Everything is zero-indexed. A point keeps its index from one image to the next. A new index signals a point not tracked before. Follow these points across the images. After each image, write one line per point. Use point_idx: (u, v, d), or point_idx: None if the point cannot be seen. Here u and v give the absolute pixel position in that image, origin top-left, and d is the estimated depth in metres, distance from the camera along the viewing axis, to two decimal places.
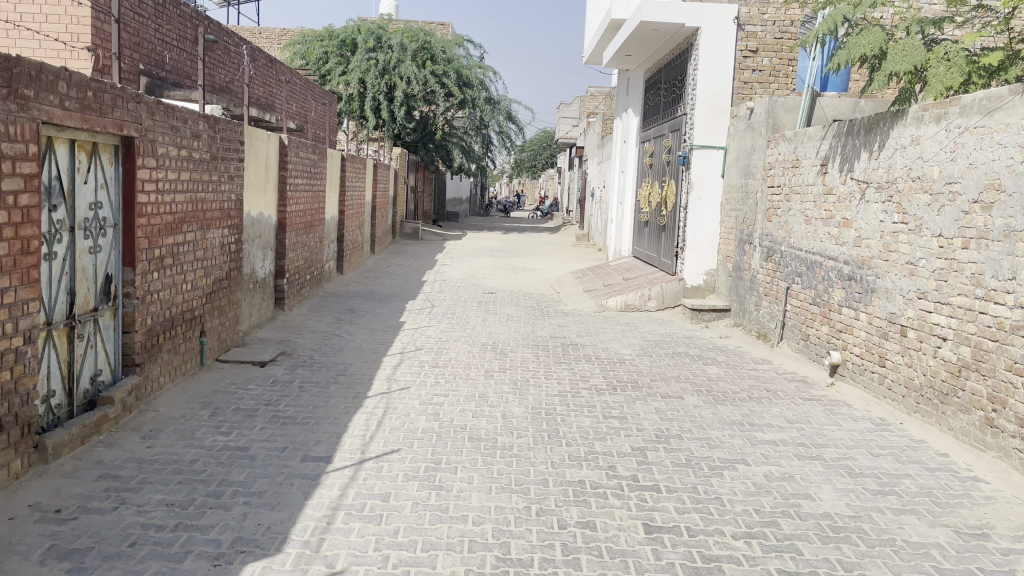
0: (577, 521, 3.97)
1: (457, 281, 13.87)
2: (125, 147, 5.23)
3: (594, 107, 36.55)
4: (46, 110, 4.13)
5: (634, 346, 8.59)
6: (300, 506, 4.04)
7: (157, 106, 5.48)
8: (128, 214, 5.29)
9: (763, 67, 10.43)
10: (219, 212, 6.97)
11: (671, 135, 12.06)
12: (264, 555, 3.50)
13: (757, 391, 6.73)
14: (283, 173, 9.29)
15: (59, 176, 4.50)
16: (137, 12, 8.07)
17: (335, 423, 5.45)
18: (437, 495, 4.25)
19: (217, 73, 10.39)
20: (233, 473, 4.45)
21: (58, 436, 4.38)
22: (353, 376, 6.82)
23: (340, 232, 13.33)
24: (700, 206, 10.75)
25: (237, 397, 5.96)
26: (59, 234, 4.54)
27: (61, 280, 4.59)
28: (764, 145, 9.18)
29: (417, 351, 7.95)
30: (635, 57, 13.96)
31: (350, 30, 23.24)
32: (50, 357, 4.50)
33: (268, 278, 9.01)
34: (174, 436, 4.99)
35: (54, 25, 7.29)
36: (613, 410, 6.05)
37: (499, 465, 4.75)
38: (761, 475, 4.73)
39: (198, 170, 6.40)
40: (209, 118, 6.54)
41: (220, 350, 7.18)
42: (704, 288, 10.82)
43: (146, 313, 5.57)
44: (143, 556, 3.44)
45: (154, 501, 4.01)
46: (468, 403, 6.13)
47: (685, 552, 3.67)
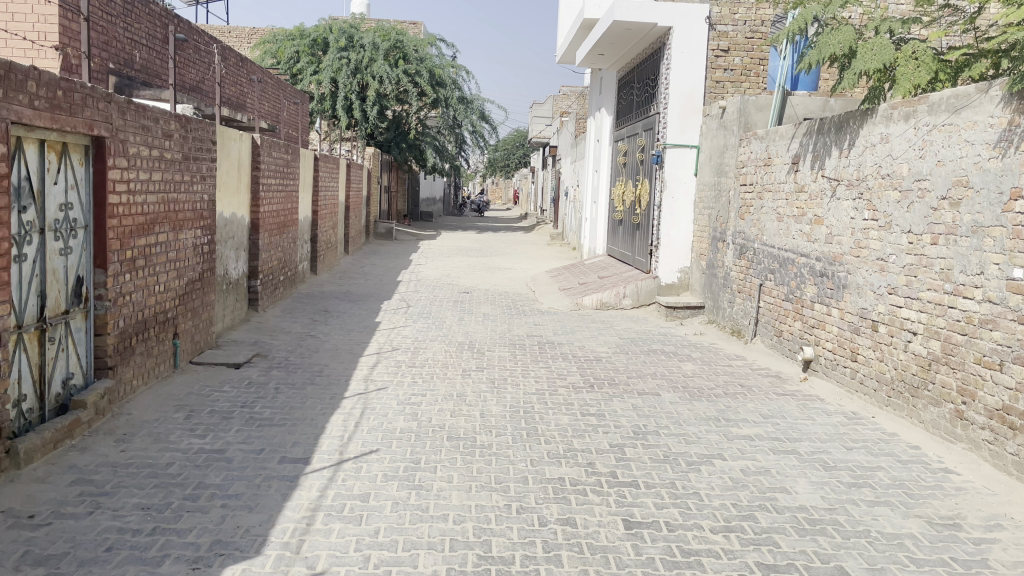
0: (558, 518, 3.99)
1: (432, 280, 13.86)
2: (95, 147, 5.14)
3: (565, 107, 36.70)
4: (15, 110, 4.06)
5: (610, 344, 8.63)
6: (279, 508, 4.01)
7: (128, 105, 5.41)
8: (99, 215, 5.21)
9: (735, 67, 10.57)
10: (191, 213, 6.89)
11: (645, 134, 12.12)
12: (244, 557, 3.48)
13: (732, 387, 6.80)
14: (255, 173, 9.21)
15: (29, 176, 4.43)
16: (106, 11, 7.95)
17: (312, 424, 5.42)
18: (416, 495, 4.24)
19: (187, 72, 10.27)
20: (210, 476, 4.40)
21: (30, 440, 4.30)
22: (330, 376, 6.79)
23: (314, 232, 13.24)
24: (673, 204, 10.83)
25: (212, 400, 5.89)
26: (30, 236, 4.47)
27: (31, 283, 4.51)
28: (736, 144, 9.28)
29: (394, 351, 7.93)
30: (608, 57, 14.02)
31: (321, 29, 23.10)
32: (21, 361, 4.43)
33: (241, 279, 8.92)
34: (149, 439, 4.92)
35: (19, 23, 7.15)
36: (590, 407, 6.08)
37: (478, 464, 4.75)
38: (738, 469, 4.78)
39: (170, 170, 6.33)
40: (181, 117, 6.46)
41: (194, 352, 7.09)
42: (679, 285, 10.95)
43: (119, 315, 5.50)
44: (121, 560, 3.39)
45: (130, 505, 3.96)
46: (446, 402, 6.13)
47: (665, 547, 3.70)
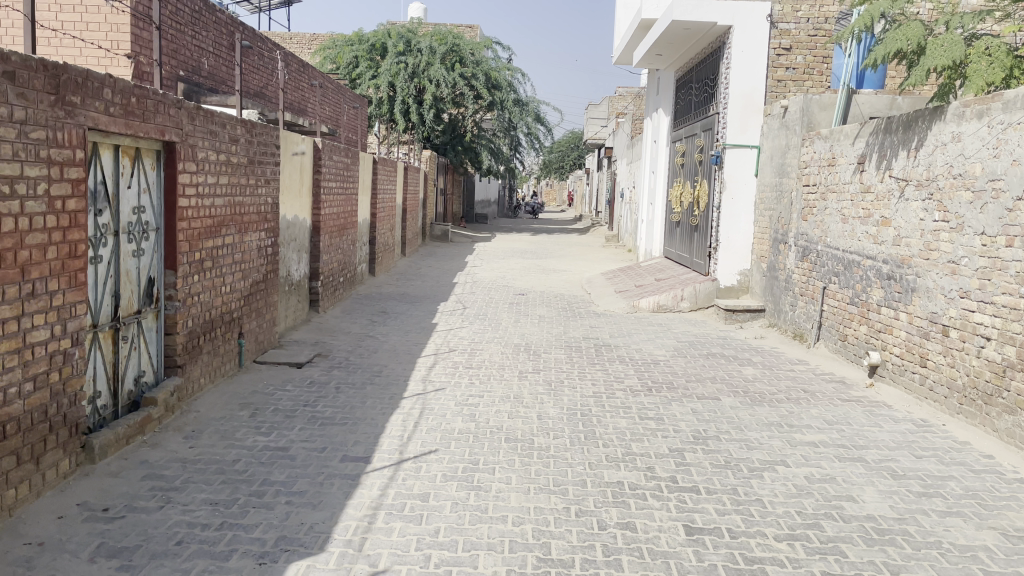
0: (617, 522, 3.97)
1: (488, 282, 13.94)
2: (166, 152, 5.32)
3: (621, 108, 36.48)
4: (91, 116, 4.21)
5: (668, 347, 8.54)
6: (342, 506, 4.07)
7: (197, 111, 5.57)
8: (169, 218, 5.39)
9: (797, 65, 10.35)
10: (257, 216, 7.07)
11: (703, 134, 11.96)
12: (308, 554, 3.54)
13: (795, 393, 6.66)
14: (317, 176, 9.40)
15: (104, 181, 4.59)
16: (177, 19, 8.22)
17: (373, 424, 5.50)
18: (475, 496, 4.26)
19: (252, 78, 10.54)
20: (275, 473, 4.50)
21: (104, 436, 4.46)
22: (389, 377, 6.88)
23: (372, 234, 13.44)
24: (733, 205, 10.66)
25: (276, 398, 6.02)
26: (105, 238, 4.63)
27: (106, 283, 4.68)
28: (798, 144, 9.10)
29: (451, 352, 8.00)
30: (666, 57, 13.90)
31: (380, 34, 23.48)
32: (96, 359, 4.59)
33: (302, 280, 9.11)
34: (216, 436, 5.06)
35: (94, 32, 7.44)
36: (649, 411, 6.02)
37: (537, 466, 4.75)
38: (803, 477, 4.67)
39: (237, 174, 6.50)
40: (246, 121, 6.62)
41: (258, 351, 7.27)
42: (738, 288, 10.78)
43: (188, 314, 5.67)
44: (190, 554, 3.49)
45: (199, 500, 4.07)
46: (504, 403, 6.14)
47: (727, 554, 3.64)
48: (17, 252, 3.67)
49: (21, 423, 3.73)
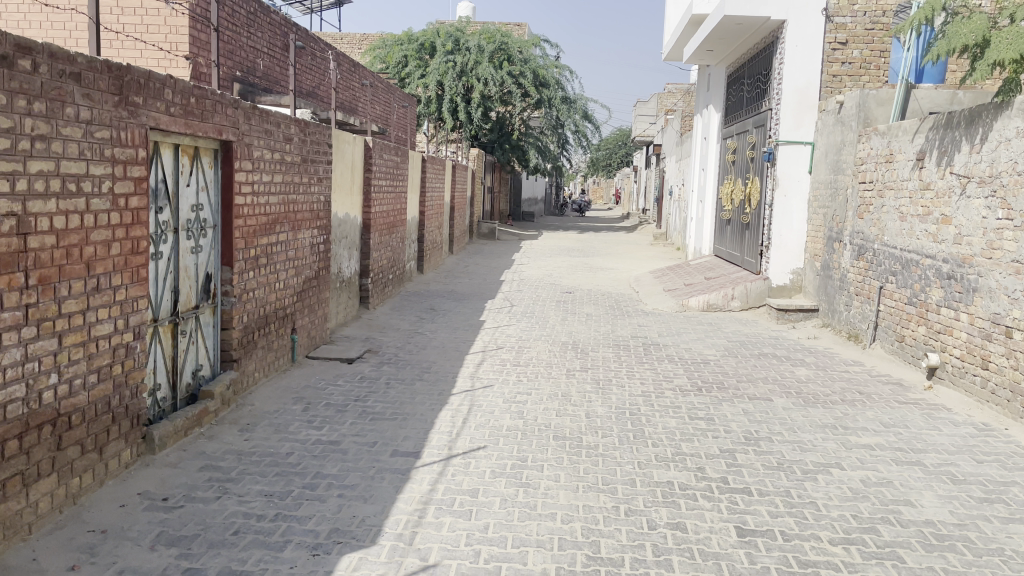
0: (668, 522, 3.94)
1: (536, 280, 13.95)
2: (224, 151, 5.44)
3: (671, 105, 36.16)
4: (153, 116, 4.32)
5: (718, 347, 8.44)
6: (392, 500, 4.12)
7: (253, 110, 5.68)
8: (226, 215, 5.51)
9: (853, 60, 10.14)
10: (310, 213, 7.19)
11: (755, 131, 11.77)
12: (360, 546, 3.59)
13: (850, 394, 6.52)
14: (367, 175, 9.52)
15: (164, 179, 4.72)
16: (233, 21, 8.38)
17: (422, 420, 5.55)
18: (524, 492, 4.27)
19: (305, 78, 10.70)
20: (327, 466, 4.57)
21: (163, 427, 4.59)
22: (437, 373, 6.93)
23: (421, 232, 13.56)
24: (786, 203, 10.47)
25: (327, 393, 6.12)
26: (165, 234, 4.76)
27: (166, 278, 4.81)
28: (855, 140, 8.91)
29: (499, 350, 8.02)
30: (718, 53, 13.70)
31: (429, 34, 23.63)
32: (156, 352, 4.72)
33: (353, 277, 9.23)
34: (270, 429, 5.16)
35: (154, 34, 7.63)
36: (699, 411, 5.96)
37: (585, 464, 4.74)
38: (858, 480, 4.58)
39: (291, 172, 6.62)
40: (300, 121, 6.74)
41: (310, 347, 7.39)
42: (791, 287, 10.56)
43: (243, 310, 5.79)
44: (246, 544, 3.57)
45: (254, 491, 4.16)
46: (552, 401, 6.14)
47: (780, 557, 3.59)
48: (83, 248, 3.79)
49: (85, 414, 3.86)
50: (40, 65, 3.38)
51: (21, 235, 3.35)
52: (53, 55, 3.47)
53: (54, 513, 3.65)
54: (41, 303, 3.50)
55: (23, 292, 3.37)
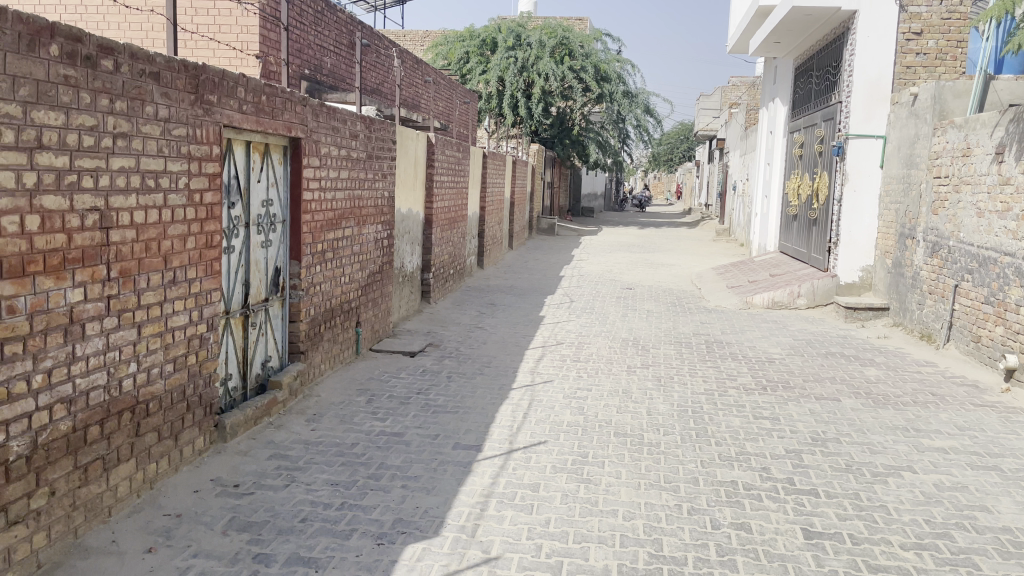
0: (732, 522, 3.89)
1: (596, 276, 13.90)
2: (293, 147, 5.57)
3: (735, 98, 35.55)
4: (226, 114, 4.45)
5: (783, 345, 8.27)
6: (455, 492, 4.17)
7: (321, 108, 5.80)
8: (295, 210, 5.64)
9: (928, 50, 9.75)
10: (374, 209, 7.31)
11: (824, 125, 11.48)
12: (423, 537, 3.64)
13: (922, 396, 6.32)
14: (430, 171, 9.62)
15: (237, 175, 4.86)
16: (301, 20, 8.58)
17: (483, 413, 5.59)
18: (585, 488, 4.27)
19: (370, 75, 10.87)
20: (391, 457, 4.65)
21: (234, 416, 4.73)
22: (498, 368, 6.97)
23: (481, 228, 13.63)
24: (855, 198, 10.18)
25: (390, 385, 6.22)
26: (237, 229, 4.90)
27: (238, 272, 4.95)
28: (929, 133, 8.61)
29: (558, 346, 8.01)
30: (785, 44, 13.41)
31: (491, 29, 23.66)
32: (228, 343, 4.86)
33: (415, 272, 9.36)
34: (336, 420, 5.28)
35: (226, 34, 7.85)
36: (764, 410, 5.85)
37: (647, 462, 4.71)
38: (931, 484, 4.44)
39: (356, 169, 6.74)
40: (366, 117, 6.86)
41: (374, 340, 7.52)
42: (860, 285, 10.28)
43: (311, 303, 5.93)
44: (314, 531, 3.66)
45: (321, 480, 4.27)
46: (612, 398, 6.12)
47: (849, 561, 3.50)
48: (161, 242, 3.93)
49: (162, 402, 4.01)
50: (122, 65, 3.52)
51: (102, 229, 3.48)
52: (134, 55, 3.60)
53: (132, 497, 3.80)
54: (122, 295, 3.64)
55: (105, 283, 3.51)
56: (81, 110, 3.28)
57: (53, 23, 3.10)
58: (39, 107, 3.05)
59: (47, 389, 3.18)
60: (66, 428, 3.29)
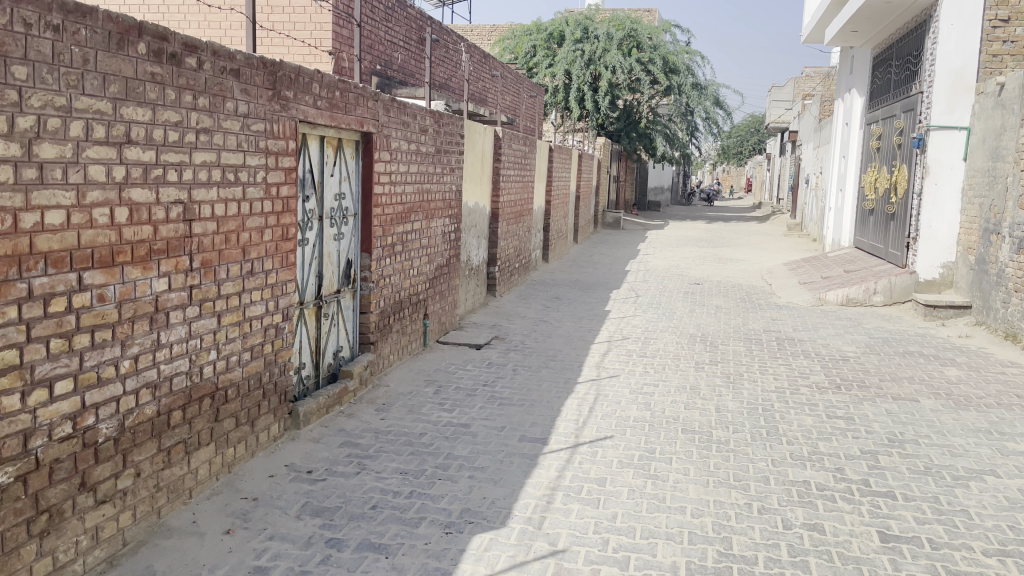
0: (803, 522, 3.81)
1: (662, 271, 13.74)
2: (365, 142, 5.67)
3: (809, 88, 34.61)
4: (302, 109, 4.56)
5: (857, 344, 8.04)
6: (521, 484, 4.19)
7: (392, 103, 5.88)
8: (366, 204, 5.75)
9: (1016, 38, 9.25)
10: (442, 202, 7.38)
11: (904, 116, 11.08)
12: (491, 527, 3.68)
13: (1006, 398, 6.06)
14: (497, 164, 9.67)
15: (311, 169, 4.97)
16: (373, 17, 8.72)
17: (549, 407, 5.60)
18: (653, 484, 4.24)
19: (439, 70, 10.98)
20: (458, 448, 4.71)
21: (307, 404, 4.86)
22: (563, 362, 6.97)
23: (546, 222, 13.64)
24: (936, 191, 9.80)
25: (457, 377, 6.29)
26: (311, 222, 5.03)
27: (311, 264, 5.08)
28: (1017, 124, 8.23)
29: (625, 340, 7.96)
30: (863, 33, 13.00)
31: (558, 23, 23.60)
32: (302, 333, 4.99)
33: (481, 265, 9.42)
34: (404, 410, 5.36)
35: (301, 31, 8.04)
36: (837, 410, 5.70)
37: (715, 460, 4.65)
38: (1015, 489, 4.26)
39: (425, 163, 6.81)
40: (435, 112, 6.93)
41: (441, 332, 7.62)
42: (941, 282, 9.90)
43: (380, 295, 6.03)
44: (384, 518, 3.74)
45: (390, 469, 4.35)
46: (680, 394, 6.05)
47: (927, 565, 3.40)
48: (240, 234, 4.06)
49: (240, 388, 4.15)
50: (204, 62, 3.63)
51: (186, 221, 3.61)
52: (216, 53, 3.71)
53: (212, 479, 3.94)
54: (203, 285, 3.78)
55: (188, 274, 3.65)
56: (167, 106, 3.40)
57: (141, 23, 3.21)
58: (128, 103, 3.18)
59: (134, 374, 3.32)
60: (151, 412, 3.44)
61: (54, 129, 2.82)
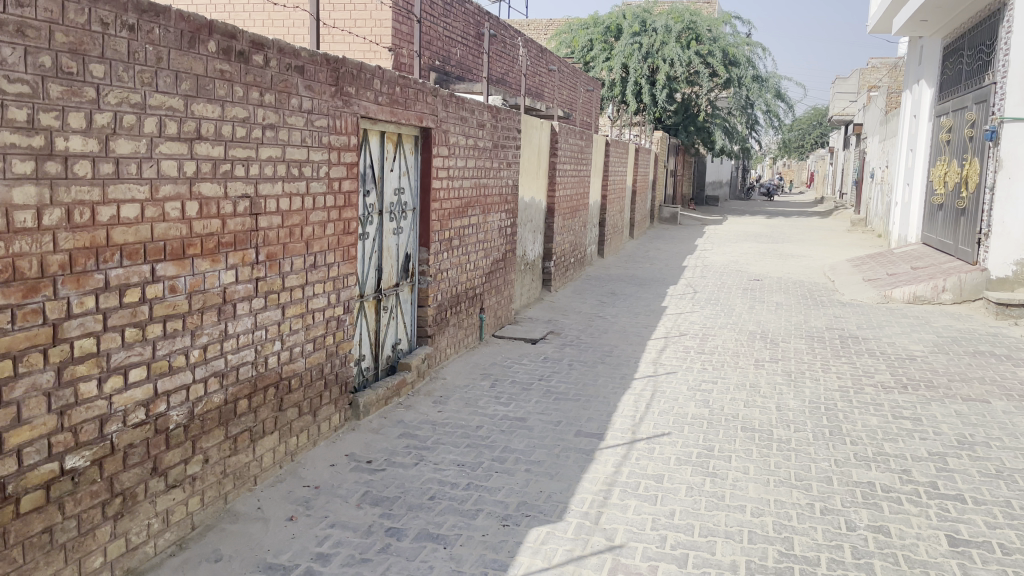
0: (868, 524, 3.72)
1: (721, 266, 13.55)
2: (424, 137, 5.73)
3: (875, 80, 33.67)
4: (363, 105, 4.63)
5: (925, 342, 7.80)
6: (578, 479, 4.19)
7: (450, 98, 5.92)
8: (424, 198, 5.81)
9: None
10: (499, 197, 7.41)
11: (976, 107, 10.68)
12: (548, 521, 3.69)
13: None
14: (554, 159, 9.66)
15: (372, 164, 5.05)
16: (431, 13, 8.79)
17: (605, 402, 5.58)
18: (711, 482, 4.20)
19: (496, 65, 11.01)
20: (515, 441, 4.73)
21: (367, 395, 4.94)
22: (620, 357, 6.93)
23: (602, 216, 13.58)
24: (1010, 185, 9.42)
25: (513, 371, 6.32)
26: (372, 216, 5.10)
27: (371, 258, 5.16)
28: None
29: (682, 337, 7.88)
30: (933, 22, 12.58)
31: (615, 15, 23.43)
32: (362, 325, 5.08)
33: (537, 260, 9.43)
34: (461, 403, 5.41)
35: (361, 28, 8.15)
36: (904, 410, 5.55)
37: (776, 458, 4.57)
38: None
39: (483, 158, 6.85)
40: (493, 107, 6.95)
41: (497, 326, 7.65)
42: (1014, 279, 9.52)
43: (438, 289, 6.09)
44: (442, 509, 3.78)
45: (448, 460, 4.39)
46: (739, 392, 5.96)
47: (998, 571, 3.29)
48: (303, 228, 4.15)
49: (303, 379, 4.24)
50: (270, 60, 3.71)
51: (252, 214, 3.70)
52: (282, 50, 3.79)
53: (276, 467, 4.05)
54: (268, 277, 3.87)
55: (253, 266, 3.74)
56: (235, 103, 3.50)
57: (211, 21, 3.30)
58: (199, 100, 3.27)
59: (203, 363, 3.42)
60: (219, 401, 3.54)
61: (129, 125, 2.91)
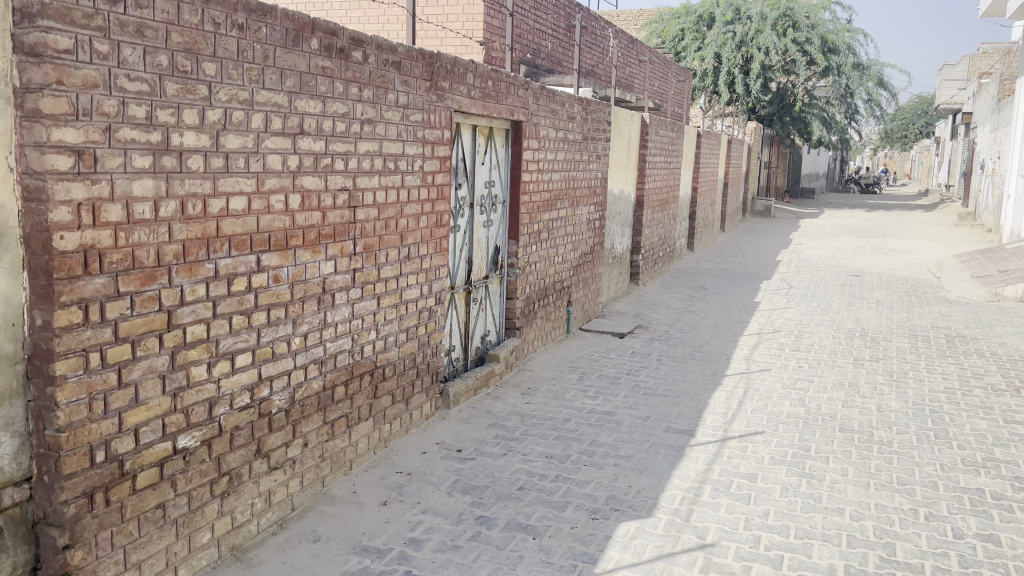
0: (977, 533, 3.54)
1: (817, 261, 13.10)
2: (515, 130, 5.76)
3: (986, 67, 31.89)
4: (457, 99, 4.69)
5: None
6: (668, 475, 4.14)
7: (541, 91, 5.93)
8: (514, 191, 5.84)
9: None
10: (588, 190, 7.39)
11: None
12: (637, 516, 3.66)
13: None
14: (644, 152, 9.55)
15: (463, 157, 5.11)
16: (523, 7, 8.81)
17: (695, 398, 5.49)
18: (808, 483, 4.07)
19: (587, 57, 10.95)
20: (603, 435, 4.71)
21: (457, 385, 5.02)
22: (711, 353, 6.80)
23: (692, 210, 13.36)
24: None
25: (601, 365, 6.29)
26: (463, 209, 5.17)
27: (462, 250, 5.23)
28: None
29: (776, 333, 7.67)
30: None
31: (708, 4, 22.93)
32: (453, 316, 5.16)
33: (624, 253, 9.35)
34: (549, 395, 5.43)
35: (453, 22, 8.25)
36: (1017, 414, 5.24)
37: (877, 461, 4.40)
38: None
39: (572, 151, 6.83)
40: (583, 99, 6.92)
41: (584, 320, 7.63)
42: None
43: (527, 281, 6.12)
44: (531, 500, 3.81)
45: (536, 452, 4.42)
46: (837, 391, 5.76)
47: None
48: (398, 220, 4.24)
49: (396, 368, 4.35)
50: (369, 56, 3.80)
51: (351, 207, 3.81)
52: (380, 46, 3.88)
53: (370, 453, 4.16)
54: (365, 268, 3.98)
55: (351, 257, 3.85)
56: (336, 98, 3.60)
57: (314, 20, 3.41)
58: (302, 96, 3.38)
59: (303, 351, 3.55)
60: (318, 387, 3.66)
61: (238, 122, 3.03)
